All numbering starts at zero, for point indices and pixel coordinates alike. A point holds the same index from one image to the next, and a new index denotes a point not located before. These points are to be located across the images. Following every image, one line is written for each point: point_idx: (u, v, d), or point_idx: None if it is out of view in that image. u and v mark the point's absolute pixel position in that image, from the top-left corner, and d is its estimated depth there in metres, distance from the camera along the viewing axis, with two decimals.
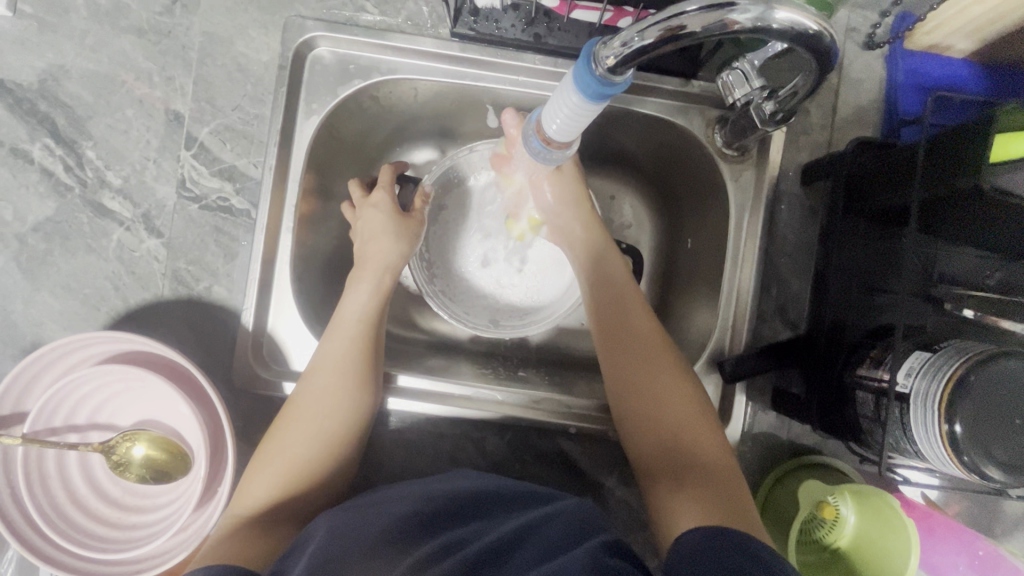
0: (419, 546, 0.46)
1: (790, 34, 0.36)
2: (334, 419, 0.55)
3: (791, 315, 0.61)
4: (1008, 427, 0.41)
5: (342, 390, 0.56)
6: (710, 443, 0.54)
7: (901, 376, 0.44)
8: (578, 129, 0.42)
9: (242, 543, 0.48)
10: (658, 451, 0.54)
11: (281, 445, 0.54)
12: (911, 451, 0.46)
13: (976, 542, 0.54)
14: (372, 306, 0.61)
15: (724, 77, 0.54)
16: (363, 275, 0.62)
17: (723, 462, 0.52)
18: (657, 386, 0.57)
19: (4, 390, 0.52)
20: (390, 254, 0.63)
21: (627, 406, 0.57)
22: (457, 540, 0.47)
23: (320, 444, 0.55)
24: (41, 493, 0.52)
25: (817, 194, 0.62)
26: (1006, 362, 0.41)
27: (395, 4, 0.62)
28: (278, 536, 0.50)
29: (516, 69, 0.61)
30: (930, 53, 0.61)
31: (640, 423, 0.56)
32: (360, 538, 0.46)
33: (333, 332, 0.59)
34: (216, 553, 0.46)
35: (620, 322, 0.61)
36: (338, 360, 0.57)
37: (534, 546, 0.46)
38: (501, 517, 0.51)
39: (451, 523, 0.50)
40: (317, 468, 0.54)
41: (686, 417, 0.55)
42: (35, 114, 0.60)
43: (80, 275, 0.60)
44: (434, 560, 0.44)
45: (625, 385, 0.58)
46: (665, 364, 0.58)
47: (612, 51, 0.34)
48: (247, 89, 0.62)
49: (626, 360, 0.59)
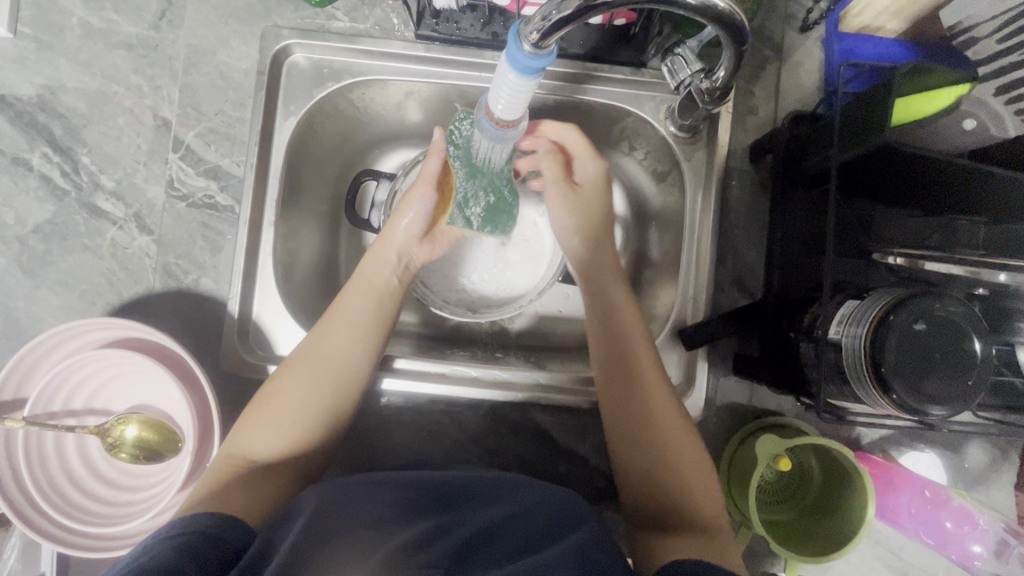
0: (403, 531, 0.47)
1: (699, 9, 0.41)
2: (337, 378, 0.58)
3: (746, 283, 0.65)
4: (931, 361, 0.44)
5: (345, 353, 0.59)
6: (706, 498, 0.55)
7: (833, 326, 0.48)
8: (522, 106, 0.46)
9: (232, 492, 0.51)
10: (653, 493, 0.56)
11: (281, 395, 0.57)
12: (852, 397, 0.49)
13: (924, 483, 0.58)
14: (385, 278, 0.63)
15: (668, 64, 0.59)
16: (379, 249, 0.64)
17: (712, 511, 0.55)
18: (662, 432, 0.57)
19: (16, 362, 0.56)
20: (396, 238, 0.64)
21: (626, 448, 0.59)
22: (441, 527, 0.48)
23: (316, 402, 0.57)
24: (40, 472, 0.56)
25: (765, 170, 0.66)
26: (926, 301, 0.44)
27: (364, 12, 0.67)
28: (263, 492, 0.53)
29: (477, 66, 0.66)
30: (863, 34, 0.63)
31: (638, 467, 0.58)
32: (346, 518, 0.47)
33: (347, 294, 0.62)
34: (211, 497, 0.49)
35: (630, 360, 0.60)
36: (347, 317, 0.61)
37: (516, 535, 0.49)
38: (487, 500, 0.53)
39: (435, 510, 0.51)
40: (308, 425, 0.57)
41: (685, 468, 0.56)
42: (35, 126, 0.65)
43: (77, 272, 0.64)
44: (418, 548, 0.45)
45: (634, 427, 0.58)
46: (673, 411, 0.58)
47: (535, 27, 0.38)
48: (229, 94, 0.66)
49: (635, 399, 0.58)
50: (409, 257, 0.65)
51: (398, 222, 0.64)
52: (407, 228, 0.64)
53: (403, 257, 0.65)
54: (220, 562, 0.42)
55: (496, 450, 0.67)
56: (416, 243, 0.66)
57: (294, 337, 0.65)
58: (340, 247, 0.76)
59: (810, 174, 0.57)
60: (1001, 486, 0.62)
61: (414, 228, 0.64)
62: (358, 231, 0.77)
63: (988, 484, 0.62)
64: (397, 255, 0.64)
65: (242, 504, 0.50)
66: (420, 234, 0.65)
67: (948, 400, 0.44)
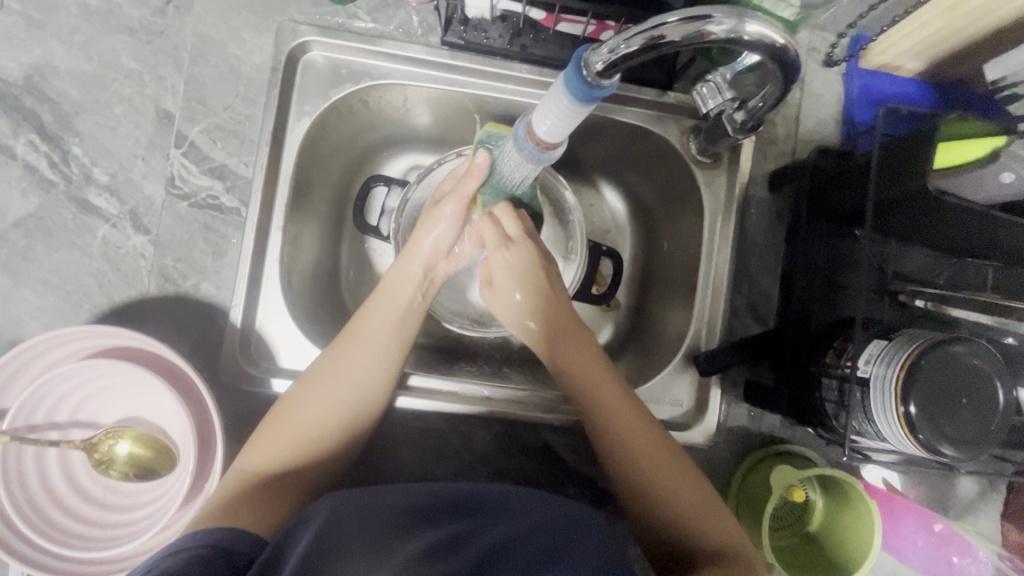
0: (421, 534, 0.43)
1: (760, 45, 0.40)
2: (357, 396, 0.56)
3: (760, 310, 0.65)
4: (956, 405, 0.45)
5: (369, 366, 0.57)
6: (702, 501, 0.53)
7: (861, 363, 0.49)
8: (566, 131, 0.46)
9: (242, 508, 0.48)
10: (660, 523, 0.53)
11: (298, 410, 0.55)
12: (875, 433, 0.50)
13: (932, 518, 0.60)
14: (407, 293, 0.61)
15: (699, 90, 0.57)
16: (404, 263, 0.62)
17: (723, 531, 0.52)
18: (643, 453, 0.55)
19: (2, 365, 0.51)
20: (423, 252, 0.62)
21: (612, 455, 0.56)
22: (461, 534, 0.44)
23: (337, 415, 0.55)
24: (19, 491, 0.51)
25: (782, 199, 0.66)
26: (952, 347, 0.45)
27: (387, 12, 0.65)
28: (275, 509, 0.50)
29: (505, 78, 0.64)
30: (882, 71, 0.66)
31: (628, 477, 0.55)
32: (361, 521, 0.44)
33: (370, 305, 0.60)
34: (221, 515, 0.47)
35: (597, 392, 0.58)
36: (371, 332, 0.58)
37: (537, 549, 0.44)
38: (501, 515, 0.48)
39: (453, 516, 0.47)
40: (328, 440, 0.55)
41: (664, 465, 0.55)
42: (21, 110, 0.60)
43: (62, 272, 0.60)
44: (438, 554, 0.42)
45: (618, 450, 0.56)
46: (652, 435, 0.56)
47: (600, 58, 0.38)
48: (240, 89, 0.63)
49: (610, 430, 0.56)
50: (436, 271, 0.64)
51: (427, 232, 0.62)
52: (435, 241, 0.62)
53: (428, 273, 0.63)
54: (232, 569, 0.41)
55: (504, 469, 0.66)
56: (443, 258, 0.64)
57: (302, 350, 0.62)
58: (343, 253, 0.73)
59: (839, 209, 0.58)
60: (989, 516, 0.65)
61: (444, 240, 0.63)
62: (364, 237, 0.74)
63: (977, 513, 0.65)
64: (424, 270, 0.62)
65: (254, 518, 0.47)
66: (447, 248, 0.63)
67: (970, 445, 0.45)
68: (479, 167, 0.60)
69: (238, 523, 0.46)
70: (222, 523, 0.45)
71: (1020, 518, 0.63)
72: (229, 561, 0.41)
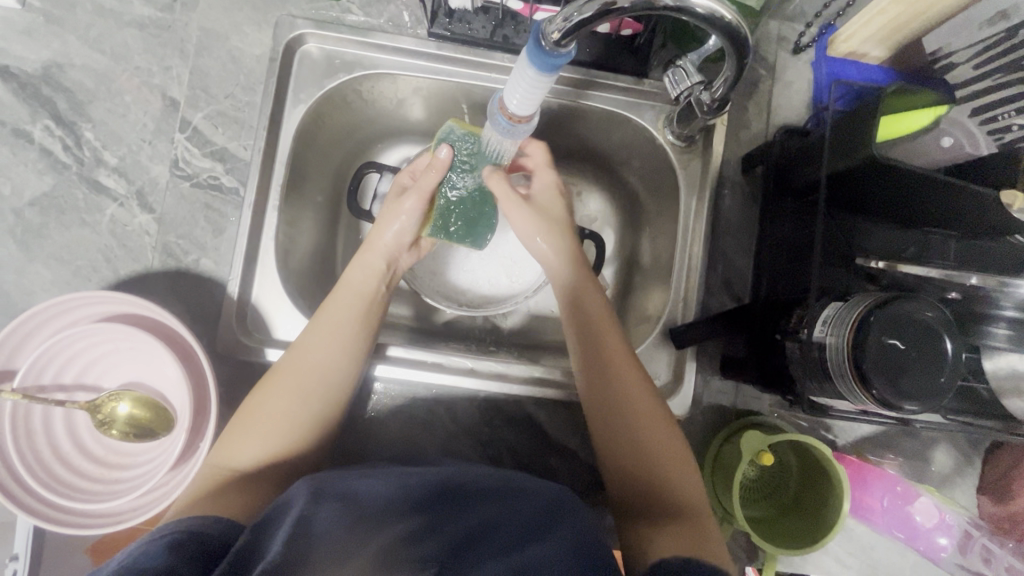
0: (397, 521, 0.46)
1: (709, 20, 0.44)
2: (324, 385, 0.59)
3: (734, 287, 0.68)
4: (907, 363, 0.47)
5: (333, 355, 0.60)
6: (683, 469, 0.55)
7: (818, 326, 0.51)
8: (536, 103, 0.49)
9: (225, 494, 0.51)
10: (638, 483, 0.55)
11: (267, 402, 0.57)
12: (836, 392, 0.51)
13: (896, 480, 0.61)
14: (371, 284, 0.65)
15: (668, 75, 0.61)
16: (366, 255, 0.66)
17: (696, 496, 0.54)
18: (639, 414, 0.57)
19: (15, 327, 0.55)
20: (384, 243, 0.67)
21: (602, 425, 0.59)
22: (434, 521, 0.47)
23: (305, 407, 0.58)
24: (26, 446, 0.55)
25: (755, 181, 0.69)
26: (900, 305, 0.48)
27: (378, 7, 0.69)
28: (248, 494, 0.52)
29: (486, 66, 0.68)
30: (849, 59, 0.68)
31: (618, 442, 0.57)
32: (342, 506, 0.46)
33: (334, 298, 0.63)
34: (199, 502, 0.49)
35: (607, 356, 0.60)
36: (338, 322, 0.61)
37: (503, 533, 0.47)
38: (476, 501, 0.50)
39: (430, 503, 0.49)
40: (299, 426, 0.58)
41: (652, 425, 0.57)
42: (38, 98, 0.65)
43: (73, 247, 0.64)
44: (415, 540, 0.45)
45: (613, 418, 0.58)
46: (650, 396, 0.58)
47: (556, 26, 0.42)
48: (241, 79, 0.67)
49: (612, 395, 0.58)
50: (397, 262, 0.68)
51: (389, 227, 0.67)
52: (397, 234, 0.67)
53: (391, 263, 0.67)
54: (207, 554, 0.43)
55: (488, 440, 0.68)
56: (405, 250, 0.68)
57: (292, 321, 0.65)
58: (338, 236, 0.77)
59: (799, 186, 0.61)
60: (965, 489, 0.66)
61: (405, 234, 0.67)
62: (358, 221, 0.78)
63: (953, 487, 0.66)
64: (386, 262, 0.67)
65: (234, 504, 0.50)
66: (409, 241, 0.68)
67: (924, 399, 0.47)
68: (439, 160, 0.65)
69: (219, 509, 0.48)
70: (202, 511, 0.47)
71: (995, 490, 0.65)
72: (200, 545, 0.43)
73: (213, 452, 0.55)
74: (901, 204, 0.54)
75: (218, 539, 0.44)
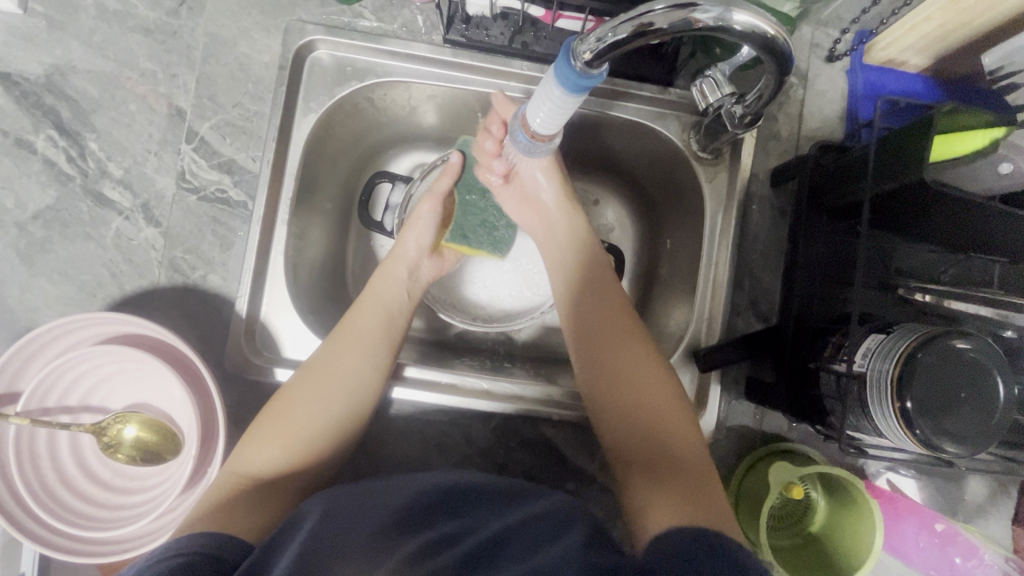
0: (414, 535, 0.44)
1: (750, 36, 0.41)
2: (350, 397, 0.57)
3: (761, 307, 0.65)
4: (956, 401, 0.45)
5: (358, 370, 0.58)
6: (680, 431, 0.55)
7: (858, 358, 0.48)
8: (561, 122, 0.48)
9: (238, 507, 0.49)
10: (631, 441, 0.55)
11: (291, 409, 0.56)
12: (873, 429, 0.49)
13: (936, 519, 0.59)
14: (397, 296, 0.64)
15: (698, 84, 0.57)
16: (390, 265, 0.65)
17: (695, 456, 0.53)
18: (631, 372, 0.58)
19: (17, 350, 0.53)
20: (407, 252, 0.66)
21: (596, 386, 0.59)
22: (454, 535, 0.44)
23: (329, 418, 0.56)
24: (30, 471, 0.53)
25: (784, 195, 0.66)
26: (951, 341, 0.45)
27: (391, 11, 0.66)
28: (262, 511, 0.50)
29: (504, 74, 0.65)
30: (886, 68, 0.65)
31: (610, 403, 0.58)
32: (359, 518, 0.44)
33: (362, 309, 0.62)
34: (213, 515, 0.47)
35: (603, 317, 0.61)
36: (365, 332, 0.60)
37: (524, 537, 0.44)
38: (496, 508, 0.48)
39: (450, 513, 0.47)
40: (321, 441, 0.56)
41: (645, 386, 0.57)
42: (41, 107, 0.63)
43: (77, 262, 0.62)
44: (426, 558, 0.42)
45: (605, 381, 0.59)
46: (646, 358, 0.59)
47: (588, 46, 0.39)
48: (248, 87, 0.65)
49: (604, 358, 0.59)
50: (419, 272, 0.67)
51: (409, 234, 0.66)
52: (417, 240, 0.66)
53: (411, 273, 0.66)
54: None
55: (503, 462, 0.66)
56: (427, 257, 0.68)
57: (300, 342, 0.62)
58: (348, 248, 0.74)
59: (838, 204, 0.57)
60: (1000, 521, 0.63)
61: (425, 239, 0.67)
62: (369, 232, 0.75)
63: (987, 518, 0.63)
64: (407, 272, 0.66)
65: (246, 519, 0.48)
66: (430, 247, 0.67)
67: (971, 441, 0.45)
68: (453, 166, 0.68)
69: (226, 526, 0.46)
70: (213, 527, 0.45)
71: None
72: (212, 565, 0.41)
73: (230, 458, 0.54)
74: (950, 229, 0.52)
75: (230, 561, 0.43)
